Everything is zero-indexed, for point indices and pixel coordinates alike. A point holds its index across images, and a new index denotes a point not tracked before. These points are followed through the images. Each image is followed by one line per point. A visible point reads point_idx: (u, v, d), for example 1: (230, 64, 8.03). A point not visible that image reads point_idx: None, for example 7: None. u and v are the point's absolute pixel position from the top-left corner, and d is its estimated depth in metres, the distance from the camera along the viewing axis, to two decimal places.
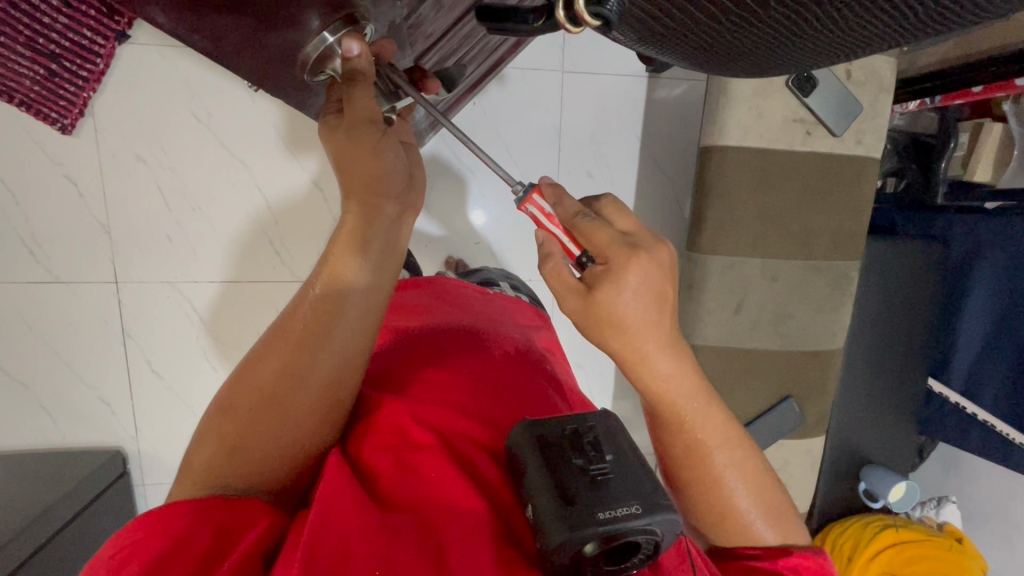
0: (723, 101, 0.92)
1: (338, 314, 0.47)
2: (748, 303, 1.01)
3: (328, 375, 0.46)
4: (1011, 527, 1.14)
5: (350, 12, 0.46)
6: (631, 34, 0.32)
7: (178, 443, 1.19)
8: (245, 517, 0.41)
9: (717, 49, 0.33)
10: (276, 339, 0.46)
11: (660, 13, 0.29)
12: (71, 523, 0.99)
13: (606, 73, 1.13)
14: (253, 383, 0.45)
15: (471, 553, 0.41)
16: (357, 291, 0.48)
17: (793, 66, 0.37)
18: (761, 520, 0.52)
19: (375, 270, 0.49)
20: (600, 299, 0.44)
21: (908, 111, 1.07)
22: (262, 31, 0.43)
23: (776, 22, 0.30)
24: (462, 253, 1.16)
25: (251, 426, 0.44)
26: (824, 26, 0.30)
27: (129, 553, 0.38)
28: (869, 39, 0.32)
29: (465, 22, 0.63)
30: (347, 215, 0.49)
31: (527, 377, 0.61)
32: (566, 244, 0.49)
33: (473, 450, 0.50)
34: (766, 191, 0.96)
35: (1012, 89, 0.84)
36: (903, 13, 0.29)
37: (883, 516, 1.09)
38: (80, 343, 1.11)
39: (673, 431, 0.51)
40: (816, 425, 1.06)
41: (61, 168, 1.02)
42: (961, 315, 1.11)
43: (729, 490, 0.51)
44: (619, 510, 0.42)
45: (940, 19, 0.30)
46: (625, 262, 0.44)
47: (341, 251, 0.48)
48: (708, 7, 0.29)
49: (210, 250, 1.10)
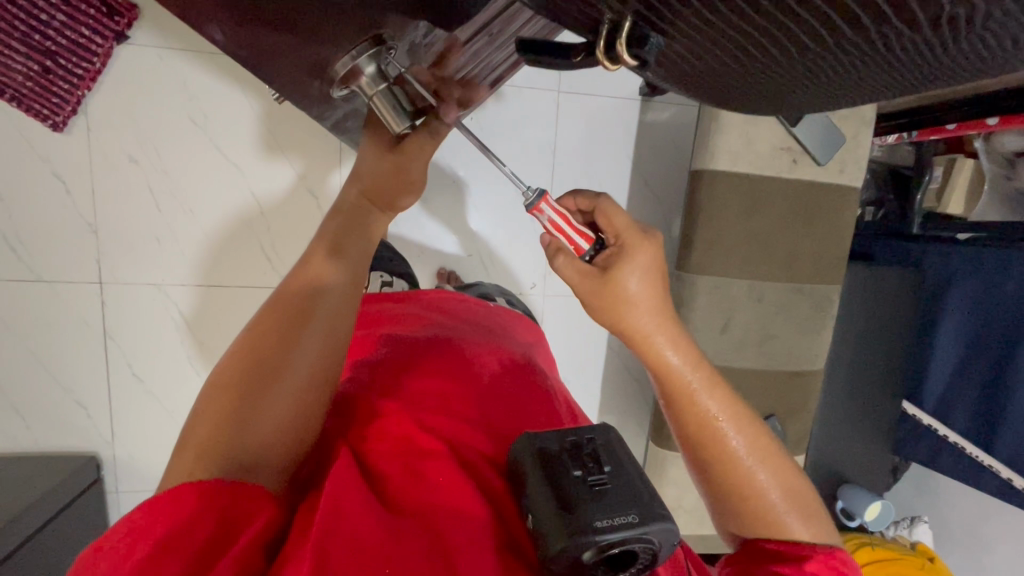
0: (713, 128, 0.95)
1: (325, 293, 0.50)
2: (734, 322, 1.03)
3: (316, 355, 0.48)
4: (981, 547, 1.18)
5: (378, 32, 0.45)
6: (660, 71, 0.34)
7: (156, 449, 1.16)
8: (244, 509, 0.40)
9: (733, 86, 0.36)
10: (264, 324, 0.48)
11: (690, 51, 0.31)
12: (41, 528, 0.95)
13: (602, 94, 1.16)
14: (241, 364, 0.46)
15: (470, 555, 0.42)
16: (343, 271, 0.51)
17: (803, 107, 0.40)
18: (784, 504, 0.53)
19: (358, 258, 0.53)
20: (617, 275, 0.50)
21: (886, 143, 1.12)
22: (300, 46, 0.44)
23: (784, 73, 0.32)
24: (455, 265, 1.17)
25: (246, 403, 0.45)
26: (836, 75, 0.32)
27: (140, 534, 0.37)
28: (873, 85, 0.34)
29: (475, 40, 0.65)
30: (333, 223, 0.53)
31: (519, 385, 0.62)
32: (578, 239, 0.53)
33: (476, 459, 0.51)
34: (751, 215, 1.00)
35: (982, 128, 0.89)
36: (908, 71, 0.31)
37: (860, 535, 1.11)
38: (57, 343, 1.08)
39: (687, 406, 0.53)
40: (797, 444, 1.09)
41: (49, 165, 1.01)
42: (935, 341, 1.16)
43: (756, 479, 0.53)
44: (617, 520, 0.42)
45: (939, 71, 0.32)
46: (639, 243, 0.51)
47: (324, 247, 0.52)
48: (736, 50, 0.30)
49: (196, 252, 1.09)
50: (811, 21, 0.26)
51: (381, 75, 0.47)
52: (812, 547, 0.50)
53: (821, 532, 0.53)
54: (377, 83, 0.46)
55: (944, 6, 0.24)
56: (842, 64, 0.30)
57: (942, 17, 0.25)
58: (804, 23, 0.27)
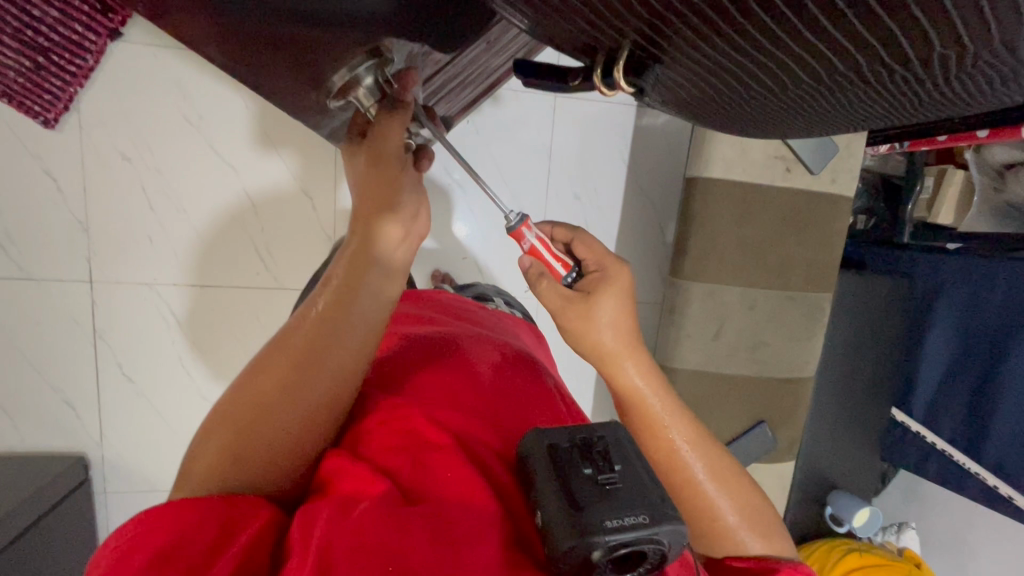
0: (708, 135, 0.96)
1: (341, 331, 0.46)
2: (726, 329, 1.04)
3: (325, 393, 0.46)
4: (966, 553, 1.19)
5: (377, 47, 0.46)
6: (662, 100, 0.36)
7: (145, 450, 1.15)
8: (245, 513, 0.41)
9: (731, 116, 0.37)
10: (276, 355, 0.46)
11: (689, 87, 0.33)
12: (30, 530, 0.94)
13: (599, 99, 1.17)
14: (250, 395, 0.45)
15: (480, 552, 0.41)
16: (361, 308, 0.47)
17: (800, 134, 0.41)
18: (741, 525, 0.53)
19: (376, 292, 0.48)
20: (598, 299, 0.52)
21: (879, 152, 1.13)
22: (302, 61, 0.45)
23: (782, 107, 0.34)
24: (449, 267, 1.17)
25: (250, 437, 0.44)
26: (833, 109, 0.33)
27: (136, 543, 0.38)
28: (868, 117, 0.35)
29: (474, 47, 0.65)
30: (349, 247, 0.49)
31: (528, 385, 0.61)
32: (557, 264, 0.55)
33: (486, 456, 0.51)
34: (745, 223, 1.00)
35: (974, 140, 0.90)
36: (903, 105, 0.32)
37: (848, 541, 1.12)
38: (47, 342, 1.07)
39: (649, 432, 0.54)
40: (787, 450, 1.10)
41: (39, 162, 1.00)
42: (924, 348, 1.17)
43: (712, 502, 0.53)
44: (627, 520, 0.42)
45: (933, 104, 0.32)
46: (618, 270, 0.54)
47: (341, 277, 0.48)
48: (736, 87, 0.31)
49: (187, 251, 1.08)
50: (812, 64, 0.27)
51: (378, 88, 0.49)
52: (775, 562, 0.50)
53: (777, 546, 0.54)
54: (375, 95, 0.49)
55: (935, 47, 0.24)
56: (837, 96, 0.31)
57: (933, 57, 0.25)
58: (800, 59, 0.27)
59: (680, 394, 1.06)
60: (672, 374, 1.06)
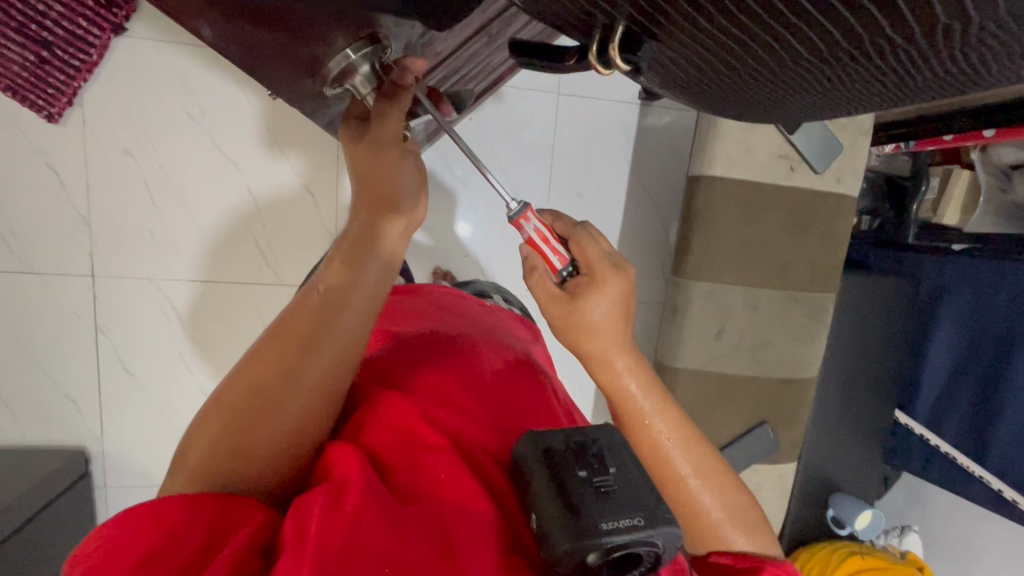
0: (711, 133, 0.96)
1: (341, 311, 0.45)
2: (728, 329, 1.03)
3: (324, 377, 0.45)
4: (969, 557, 1.18)
5: (373, 32, 0.48)
6: (658, 77, 0.35)
7: (146, 445, 1.15)
8: (240, 515, 0.40)
9: (730, 96, 0.36)
10: (274, 337, 0.45)
11: (688, 63, 0.32)
12: (29, 522, 0.94)
13: (602, 97, 1.16)
14: (247, 377, 0.44)
15: (475, 557, 0.41)
16: (362, 288, 0.46)
17: (800, 116, 0.41)
18: (728, 522, 0.53)
19: (376, 274, 0.47)
20: (583, 301, 0.51)
21: (884, 153, 1.12)
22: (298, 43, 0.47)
23: (782, 85, 0.33)
24: (450, 265, 1.17)
25: (248, 420, 0.42)
26: (834, 87, 0.32)
27: (125, 543, 0.37)
28: (870, 98, 0.34)
29: (475, 40, 0.65)
30: (353, 229, 0.48)
31: (523, 384, 0.61)
32: (554, 257, 0.53)
33: (482, 458, 0.50)
34: (748, 221, 1.00)
35: (980, 139, 0.89)
36: (904, 85, 0.32)
37: (850, 544, 1.11)
38: (49, 336, 1.07)
39: (635, 426, 0.53)
40: (788, 451, 1.10)
41: (43, 156, 1.00)
42: (928, 352, 1.17)
43: (698, 497, 0.53)
44: (622, 522, 0.42)
45: (936, 84, 0.32)
46: (609, 277, 0.52)
47: (342, 257, 0.47)
48: (735, 64, 0.31)
49: (190, 246, 1.08)
50: (812, 38, 0.27)
51: (374, 75, 0.49)
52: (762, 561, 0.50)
53: (762, 543, 0.54)
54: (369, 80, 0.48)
55: (938, 17, 0.24)
56: (839, 75, 0.31)
57: (936, 29, 0.25)
58: (798, 34, 0.27)
59: (681, 393, 1.06)
60: (673, 374, 1.05)
